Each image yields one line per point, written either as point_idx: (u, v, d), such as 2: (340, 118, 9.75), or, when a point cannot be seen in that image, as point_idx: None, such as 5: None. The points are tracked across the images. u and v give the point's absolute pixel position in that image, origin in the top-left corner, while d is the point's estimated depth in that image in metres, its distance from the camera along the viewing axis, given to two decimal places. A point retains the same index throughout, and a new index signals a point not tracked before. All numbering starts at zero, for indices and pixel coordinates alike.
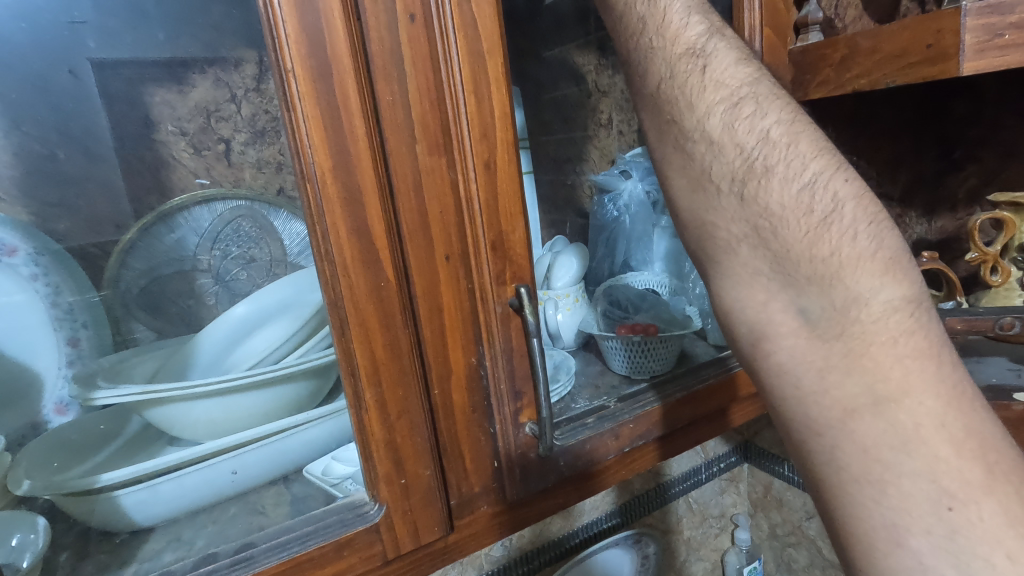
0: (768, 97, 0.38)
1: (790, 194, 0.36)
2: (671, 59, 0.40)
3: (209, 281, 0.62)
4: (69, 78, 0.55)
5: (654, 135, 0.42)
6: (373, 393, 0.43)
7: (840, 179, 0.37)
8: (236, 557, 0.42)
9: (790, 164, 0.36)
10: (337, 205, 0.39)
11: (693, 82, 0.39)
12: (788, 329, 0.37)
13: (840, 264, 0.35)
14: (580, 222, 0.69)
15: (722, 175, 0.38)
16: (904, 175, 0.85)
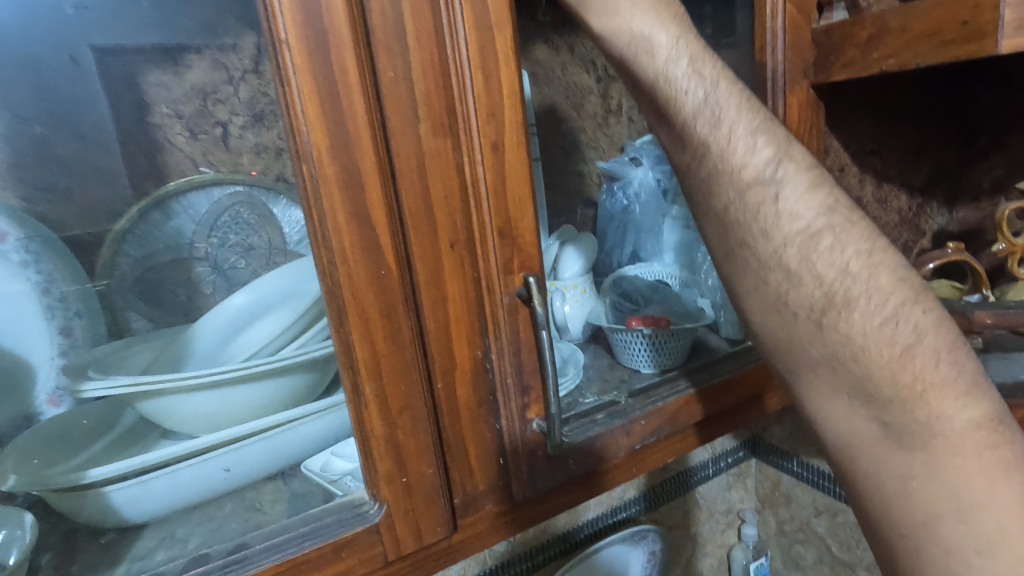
0: (845, 225, 0.40)
1: (873, 327, 0.38)
2: (740, 187, 0.41)
3: (206, 269, 0.59)
4: (70, 65, 0.53)
5: (722, 250, 0.44)
6: (373, 387, 0.40)
7: (919, 310, 0.39)
8: (230, 559, 0.40)
9: (871, 296, 0.39)
10: (336, 186, 0.37)
11: (767, 211, 0.41)
12: (872, 439, 0.39)
13: (924, 388, 0.37)
14: (589, 212, 0.66)
15: (799, 304, 0.40)
16: (927, 164, 0.80)
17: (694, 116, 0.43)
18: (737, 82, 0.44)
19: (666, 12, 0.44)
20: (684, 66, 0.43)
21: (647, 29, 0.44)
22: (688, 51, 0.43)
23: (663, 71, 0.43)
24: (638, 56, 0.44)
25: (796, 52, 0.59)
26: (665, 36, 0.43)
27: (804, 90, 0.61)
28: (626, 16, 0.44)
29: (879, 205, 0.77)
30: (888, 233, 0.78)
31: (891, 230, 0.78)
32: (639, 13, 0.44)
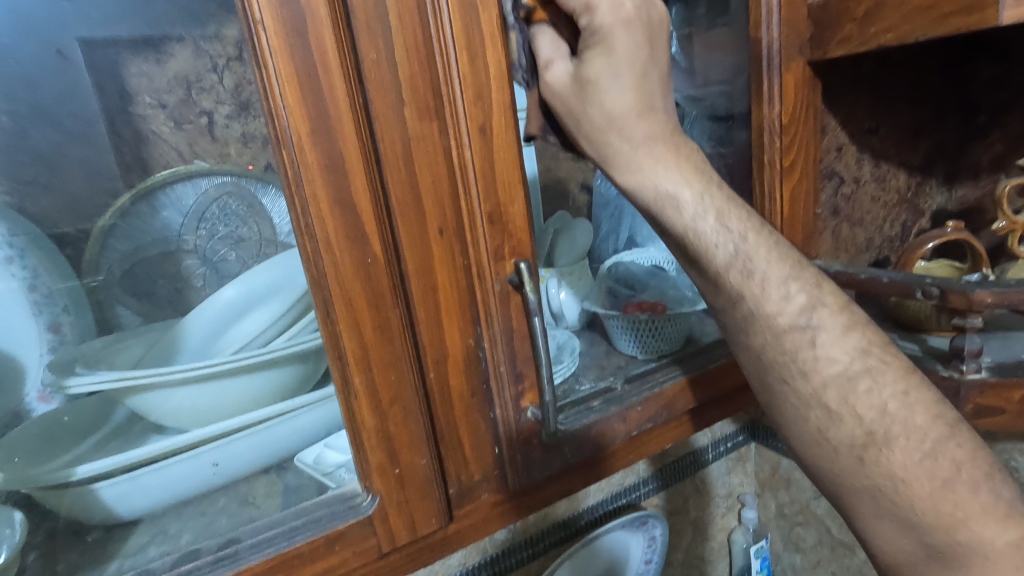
0: (881, 368, 0.39)
1: (913, 462, 0.36)
2: (778, 332, 0.40)
3: (196, 262, 0.59)
4: (57, 59, 0.52)
5: (756, 380, 0.43)
6: (362, 378, 0.40)
7: (954, 444, 0.37)
8: (221, 554, 0.39)
9: (910, 434, 0.37)
10: (318, 173, 0.36)
11: (805, 355, 0.40)
12: (907, 553, 0.36)
13: (966, 515, 0.35)
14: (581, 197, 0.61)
15: (841, 440, 0.38)
16: (927, 142, 0.78)
17: (725, 270, 0.42)
18: (762, 229, 0.43)
19: (687, 163, 0.43)
20: (713, 221, 0.42)
21: (672, 185, 0.43)
22: (714, 204, 0.43)
23: (692, 225, 0.42)
24: (665, 209, 0.43)
25: (792, 27, 0.58)
26: (690, 188, 0.42)
27: (800, 66, 0.59)
28: (650, 172, 0.43)
29: (877, 185, 0.76)
30: (886, 213, 0.78)
31: (889, 210, 0.78)
32: (664, 169, 0.43)
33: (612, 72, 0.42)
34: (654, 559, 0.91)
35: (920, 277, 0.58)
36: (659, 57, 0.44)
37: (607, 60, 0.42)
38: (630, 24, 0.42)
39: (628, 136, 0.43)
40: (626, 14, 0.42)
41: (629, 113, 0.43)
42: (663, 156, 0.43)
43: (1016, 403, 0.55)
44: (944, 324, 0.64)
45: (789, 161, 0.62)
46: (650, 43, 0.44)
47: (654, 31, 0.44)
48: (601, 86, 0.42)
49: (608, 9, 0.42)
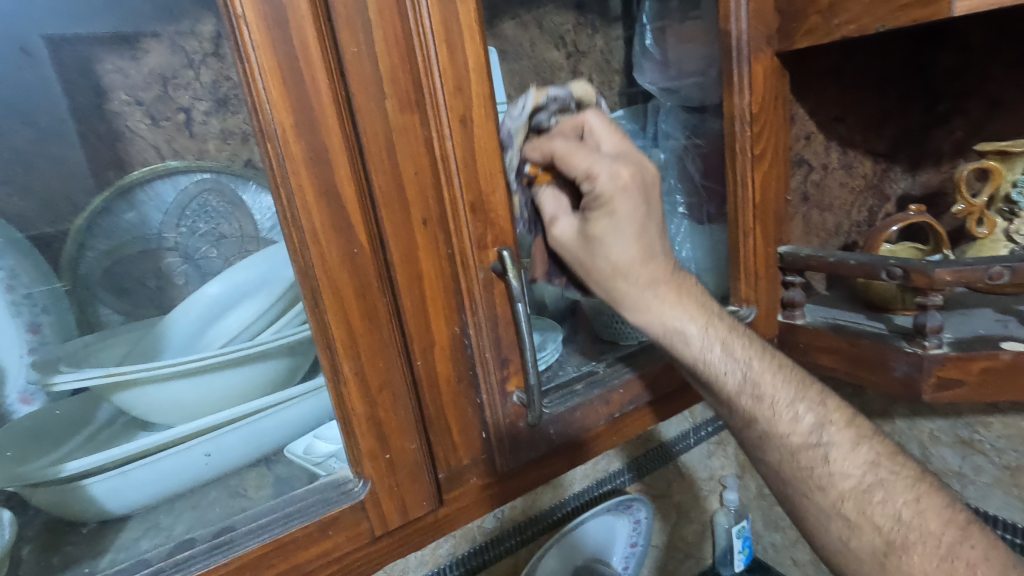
0: (891, 480, 0.47)
1: (932, 566, 0.43)
2: (793, 450, 0.49)
3: (177, 260, 0.58)
4: (21, 56, 0.51)
5: (779, 489, 0.51)
6: (351, 366, 0.40)
7: (968, 545, 0.43)
8: (215, 542, 0.39)
9: (926, 540, 0.44)
10: (303, 165, 0.37)
11: (819, 471, 0.48)
12: None
13: None
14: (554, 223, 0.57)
15: (863, 549, 0.45)
16: (892, 128, 0.82)
17: (737, 394, 0.52)
18: (761, 354, 0.54)
19: (691, 302, 0.53)
20: (720, 350, 0.53)
21: (679, 324, 0.53)
22: (716, 335, 0.53)
23: (703, 354, 0.53)
24: (677, 342, 0.53)
25: (759, 20, 0.60)
26: (696, 323, 0.53)
27: (769, 57, 0.62)
28: (658, 312, 0.52)
29: (845, 171, 0.78)
30: (854, 198, 0.81)
31: (857, 196, 0.81)
32: (672, 309, 0.52)
33: (616, 230, 0.47)
34: (640, 541, 0.95)
35: (884, 259, 0.61)
36: (655, 212, 0.49)
37: (609, 222, 0.46)
38: (628, 187, 0.46)
39: (634, 281, 0.50)
40: (624, 179, 0.45)
41: (632, 262, 0.49)
42: (673, 300, 0.52)
43: (975, 374, 0.58)
44: (909, 304, 0.67)
45: (760, 150, 0.63)
46: (647, 198, 0.48)
47: (649, 187, 0.47)
48: (605, 241, 0.48)
49: (606, 179, 0.45)
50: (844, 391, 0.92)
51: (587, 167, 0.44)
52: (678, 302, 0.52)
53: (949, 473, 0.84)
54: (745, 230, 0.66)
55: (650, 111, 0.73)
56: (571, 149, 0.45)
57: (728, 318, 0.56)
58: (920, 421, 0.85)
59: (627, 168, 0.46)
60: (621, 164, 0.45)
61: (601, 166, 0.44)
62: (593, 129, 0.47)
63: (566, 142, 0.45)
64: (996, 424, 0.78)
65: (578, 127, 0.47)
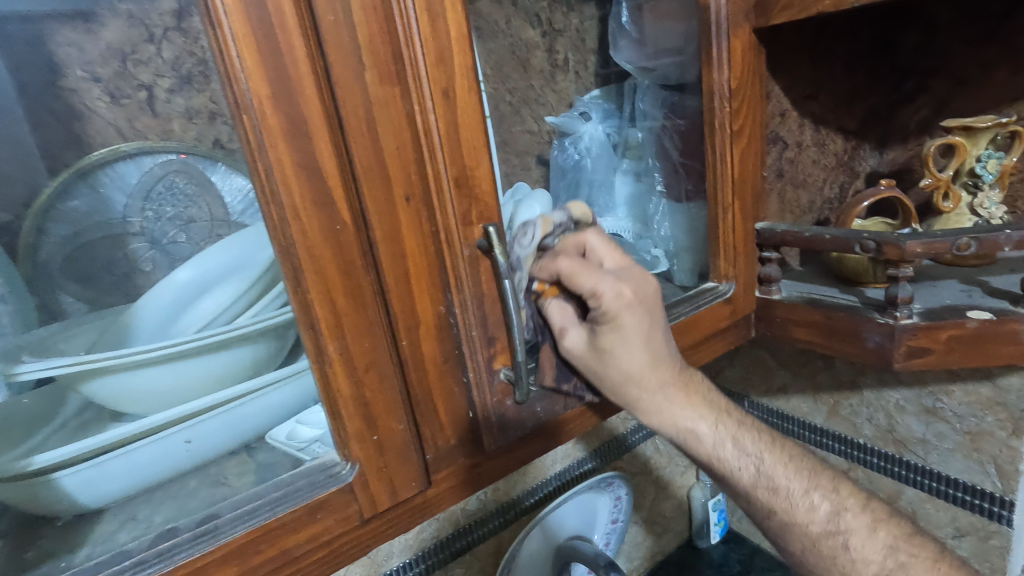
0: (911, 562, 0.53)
1: None
2: (812, 536, 0.55)
3: (144, 246, 0.55)
4: None
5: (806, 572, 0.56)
6: (337, 346, 0.40)
7: None
8: (199, 531, 0.38)
9: None
10: (281, 138, 0.35)
11: (842, 558, 0.54)
12: None
13: None
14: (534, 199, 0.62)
15: None
16: (862, 107, 0.84)
17: (753, 487, 0.57)
18: (769, 446, 0.58)
19: (699, 397, 0.58)
20: (732, 446, 0.57)
21: (689, 422, 0.57)
22: (727, 431, 0.58)
23: (716, 450, 0.57)
24: (690, 439, 0.57)
25: None
26: (706, 419, 0.57)
27: (746, 33, 0.62)
28: (670, 412, 0.56)
29: (817, 149, 0.80)
30: (826, 175, 0.82)
31: (828, 172, 0.82)
32: (683, 410, 0.56)
33: (624, 342, 0.51)
34: (621, 517, 0.96)
35: (858, 232, 0.63)
36: (658, 321, 0.53)
37: (617, 336, 0.50)
38: (631, 304, 0.50)
39: (646, 386, 0.54)
40: (627, 296, 0.50)
41: (642, 369, 0.53)
42: (683, 400, 0.56)
43: (943, 343, 0.60)
44: (880, 276, 0.70)
45: (738, 127, 0.64)
46: (651, 310, 0.52)
47: (651, 300, 0.52)
48: (615, 352, 0.51)
49: (610, 298, 0.49)
50: (815, 364, 0.95)
51: (592, 288, 0.48)
52: (690, 403, 0.57)
53: (913, 440, 0.87)
54: (724, 206, 0.66)
55: (627, 90, 0.75)
56: (577, 268, 0.48)
57: (737, 411, 0.60)
58: (886, 392, 0.88)
59: (628, 285, 0.50)
60: (623, 283, 0.50)
61: (606, 285, 0.48)
62: (594, 247, 0.52)
63: (572, 262, 0.49)
64: (957, 392, 0.82)
65: (579, 246, 0.52)
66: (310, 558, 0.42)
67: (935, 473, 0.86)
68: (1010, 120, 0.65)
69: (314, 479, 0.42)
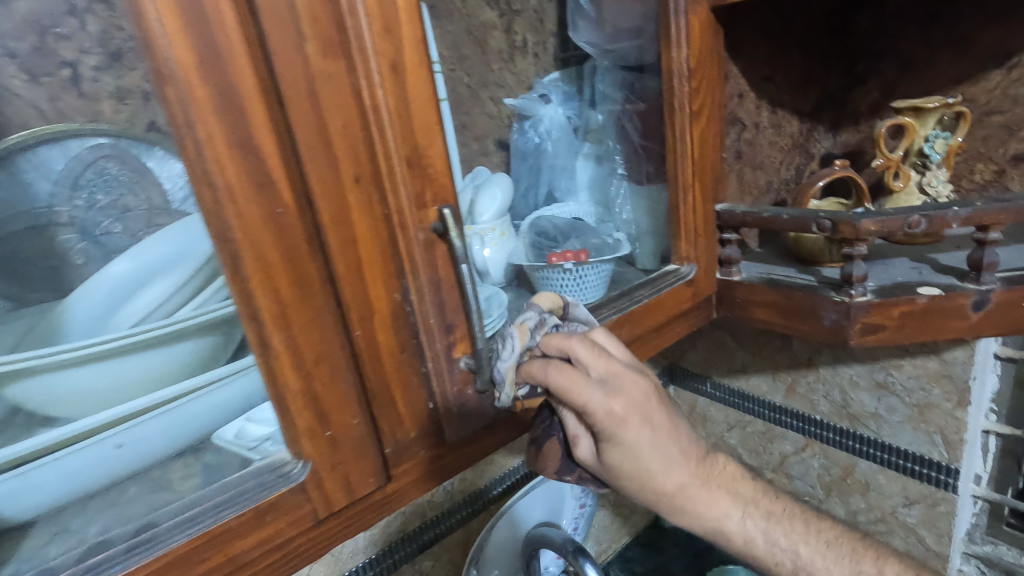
0: None
1: None
2: None
3: (74, 236, 0.49)
4: None
5: None
6: (282, 338, 0.37)
7: None
8: (135, 541, 0.35)
9: None
10: (211, 113, 0.32)
11: None
12: None
13: None
14: (493, 185, 0.63)
15: None
16: (816, 89, 0.85)
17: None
18: (795, 528, 0.58)
19: (720, 483, 0.54)
20: (763, 539, 0.56)
21: (716, 523, 0.54)
22: (756, 525, 0.56)
23: (745, 542, 0.55)
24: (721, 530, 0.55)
25: None
26: (728, 510, 0.55)
27: (703, 11, 0.61)
28: (700, 516, 0.54)
29: (774, 130, 0.81)
30: (783, 156, 0.83)
31: (785, 154, 0.83)
32: (707, 510, 0.53)
33: (628, 454, 0.46)
34: (588, 502, 0.96)
35: (815, 212, 0.63)
36: (660, 424, 0.48)
37: (619, 448, 0.46)
38: (628, 418, 0.45)
39: (667, 492, 0.50)
40: (621, 413, 0.45)
41: (655, 475, 0.49)
42: (706, 493, 0.53)
43: (896, 319, 0.61)
44: (835, 256, 0.71)
45: (697, 106, 0.63)
46: (649, 415, 0.47)
47: (647, 404, 0.47)
48: (623, 466, 0.47)
49: (601, 419, 0.44)
50: (774, 344, 0.97)
51: (581, 406, 0.43)
52: (714, 502, 0.54)
53: (866, 415, 0.90)
54: (685, 187, 0.66)
55: (587, 72, 0.74)
56: (565, 385, 0.43)
57: (765, 498, 0.58)
58: (841, 368, 0.91)
59: (620, 396, 0.45)
60: (615, 396, 0.44)
61: (597, 403, 0.44)
62: (579, 357, 0.44)
63: (559, 377, 0.43)
64: (906, 366, 0.84)
65: (562, 353, 0.44)
66: (261, 561, 0.40)
67: (888, 446, 0.89)
68: (956, 100, 0.67)
69: (262, 480, 0.39)
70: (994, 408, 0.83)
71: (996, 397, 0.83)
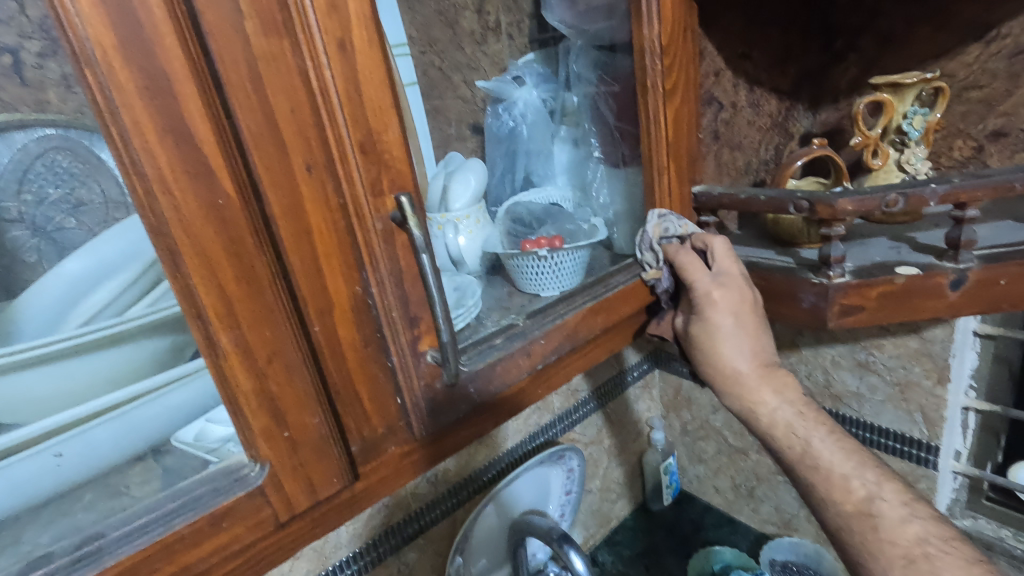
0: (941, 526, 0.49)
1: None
2: (845, 516, 0.51)
3: (25, 233, 0.45)
4: None
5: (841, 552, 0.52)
6: (230, 337, 0.35)
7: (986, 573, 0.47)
8: (79, 554, 0.33)
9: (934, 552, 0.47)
10: (137, 98, 0.30)
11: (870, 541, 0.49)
12: None
13: None
14: (467, 170, 0.63)
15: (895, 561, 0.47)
16: (794, 67, 0.83)
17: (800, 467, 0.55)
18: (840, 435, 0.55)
19: (772, 381, 0.60)
20: (801, 433, 0.56)
21: (756, 403, 0.59)
22: (786, 414, 0.58)
23: (767, 427, 0.58)
24: (752, 413, 0.59)
25: None
26: (771, 402, 0.59)
27: None
28: (751, 392, 0.60)
29: (753, 109, 0.79)
30: (762, 136, 0.82)
31: (764, 133, 0.82)
32: (756, 393, 0.59)
33: (703, 324, 0.62)
34: (574, 488, 0.95)
35: (792, 193, 0.62)
36: (744, 321, 0.61)
37: (700, 323, 0.62)
38: (720, 304, 0.61)
39: (722, 368, 0.61)
40: (717, 298, 0.61)
41: (740, 369, 0.61)
42: (757, 382, 0.60)
43: (874, 299, 0.61)
44: (814, 237, 0.70)
45: (671, 85, 0.61)
46: (736, 313, 0.61)
47: (741, 306, 0.62)
48: (701, 340, 0.62)
49: (700, 294, 0.61)
50: None
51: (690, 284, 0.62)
52: (758, 390, 0.59)
53: (849, 394, 0.90)
54: (661, 169, 0.64)
55: (561, 53, 0.72)
56: (691, 263, 0.63)
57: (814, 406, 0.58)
58: (823, 349, 0.91)
59: (719, 289, 0.61)
60: (718, 286, 0.61)
61: (706, 283, 0.61)
62: (714, 249, 0.64)
63: (688, 258, 0.63)
64: (888, 345, 0.84)
65: (703, 245, 0.65)
66: (220, 568, 0.38)
67: (869, 425, 0.90)
68: (934, 75, 0.66)
69: (219, 487, 0.38)
70: (974, 384, 0.82)
71: (975, 373, 0.82)
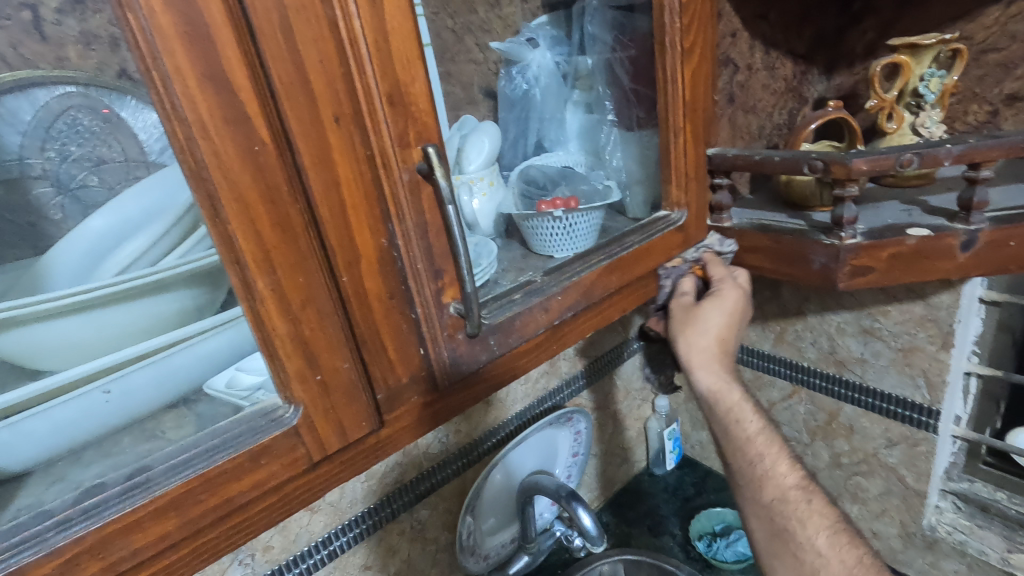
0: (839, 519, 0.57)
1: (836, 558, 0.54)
2: (783, 488, 0.58)
3: (50, 191, 0.45)
4: None
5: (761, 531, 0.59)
6: (267, 282, 0.37)
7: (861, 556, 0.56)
8: (130, 484, 0.36)
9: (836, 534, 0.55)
10: (178, 44, 0.31)
11: (800, 514, 0.56)
12: None
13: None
14: (483, 133, 0.63)
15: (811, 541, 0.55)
16: (811, 30, 0.82)
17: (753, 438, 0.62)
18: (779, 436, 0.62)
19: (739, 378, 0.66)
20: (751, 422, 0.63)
21: (722, 388, 0.65)
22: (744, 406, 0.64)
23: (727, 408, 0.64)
24: (721, 393, 0.65)
25: None
26: (737, 393, 0.65)
27: None
28: (723, 379, 0.65)
29: (767, 73, 0.79)
30: (776, 101, 0.82)
31: (778, 97, 0.82)
32: (726, 380, 0.65)
33: (714, 306, 0.68)
34: (581, 451, 0.98)
35: (807, 153, 0.62)
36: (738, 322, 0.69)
37: (714, 302, 0.69)
38: (732, 296, 0.69)
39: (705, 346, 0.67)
40: (731, 291, 0.69)
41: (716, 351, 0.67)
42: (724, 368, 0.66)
43: (884, 260, 0.62)
44: (825, 199, 0.71)
45: (689, 44, 0.61)
46: (738, 312, 0.69)
47: (743, 310, 0.70)
48: (703, 317, 0.68)
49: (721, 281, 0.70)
50: (763, 295, 0.99)
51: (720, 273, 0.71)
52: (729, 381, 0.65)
53: (853, 360, 0.92)
54: (676, 130, 0.64)
55: (575, 14, 0.71)
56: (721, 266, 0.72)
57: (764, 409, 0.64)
58: (829, 315, 0.92)
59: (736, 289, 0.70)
60: (734, 284, 0.70)
61: (728, 279, 0.70)
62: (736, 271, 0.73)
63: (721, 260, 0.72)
64: (894, 312, 0.85)
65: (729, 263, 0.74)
66: (257, 503, 0.41)
67: (871, 390, 0.92)
68: (952, 37, 0.66)
69: (252, 427, 0.39)
70: (977, 350, 0.84)
71: (979, 340, 0.83)
